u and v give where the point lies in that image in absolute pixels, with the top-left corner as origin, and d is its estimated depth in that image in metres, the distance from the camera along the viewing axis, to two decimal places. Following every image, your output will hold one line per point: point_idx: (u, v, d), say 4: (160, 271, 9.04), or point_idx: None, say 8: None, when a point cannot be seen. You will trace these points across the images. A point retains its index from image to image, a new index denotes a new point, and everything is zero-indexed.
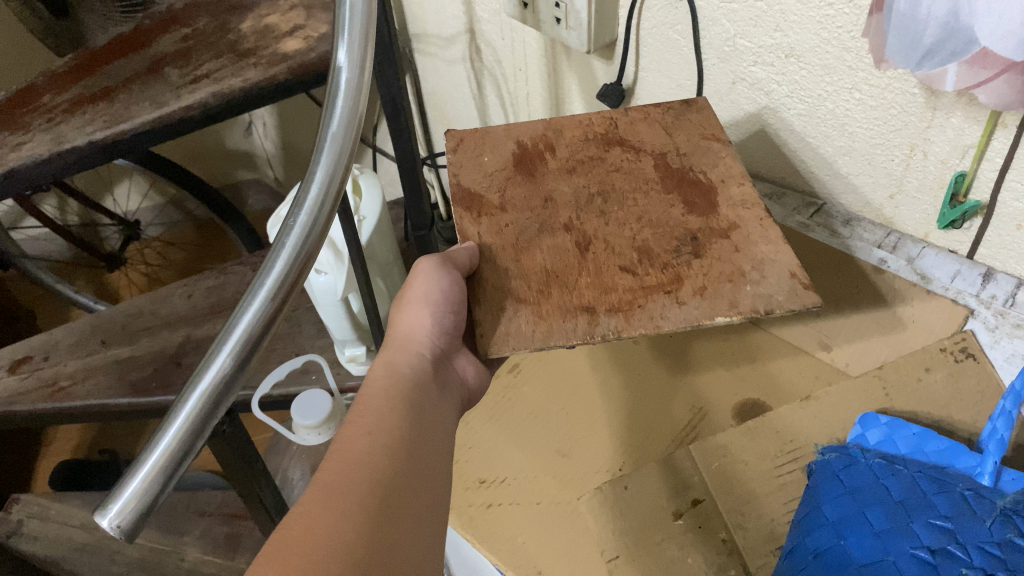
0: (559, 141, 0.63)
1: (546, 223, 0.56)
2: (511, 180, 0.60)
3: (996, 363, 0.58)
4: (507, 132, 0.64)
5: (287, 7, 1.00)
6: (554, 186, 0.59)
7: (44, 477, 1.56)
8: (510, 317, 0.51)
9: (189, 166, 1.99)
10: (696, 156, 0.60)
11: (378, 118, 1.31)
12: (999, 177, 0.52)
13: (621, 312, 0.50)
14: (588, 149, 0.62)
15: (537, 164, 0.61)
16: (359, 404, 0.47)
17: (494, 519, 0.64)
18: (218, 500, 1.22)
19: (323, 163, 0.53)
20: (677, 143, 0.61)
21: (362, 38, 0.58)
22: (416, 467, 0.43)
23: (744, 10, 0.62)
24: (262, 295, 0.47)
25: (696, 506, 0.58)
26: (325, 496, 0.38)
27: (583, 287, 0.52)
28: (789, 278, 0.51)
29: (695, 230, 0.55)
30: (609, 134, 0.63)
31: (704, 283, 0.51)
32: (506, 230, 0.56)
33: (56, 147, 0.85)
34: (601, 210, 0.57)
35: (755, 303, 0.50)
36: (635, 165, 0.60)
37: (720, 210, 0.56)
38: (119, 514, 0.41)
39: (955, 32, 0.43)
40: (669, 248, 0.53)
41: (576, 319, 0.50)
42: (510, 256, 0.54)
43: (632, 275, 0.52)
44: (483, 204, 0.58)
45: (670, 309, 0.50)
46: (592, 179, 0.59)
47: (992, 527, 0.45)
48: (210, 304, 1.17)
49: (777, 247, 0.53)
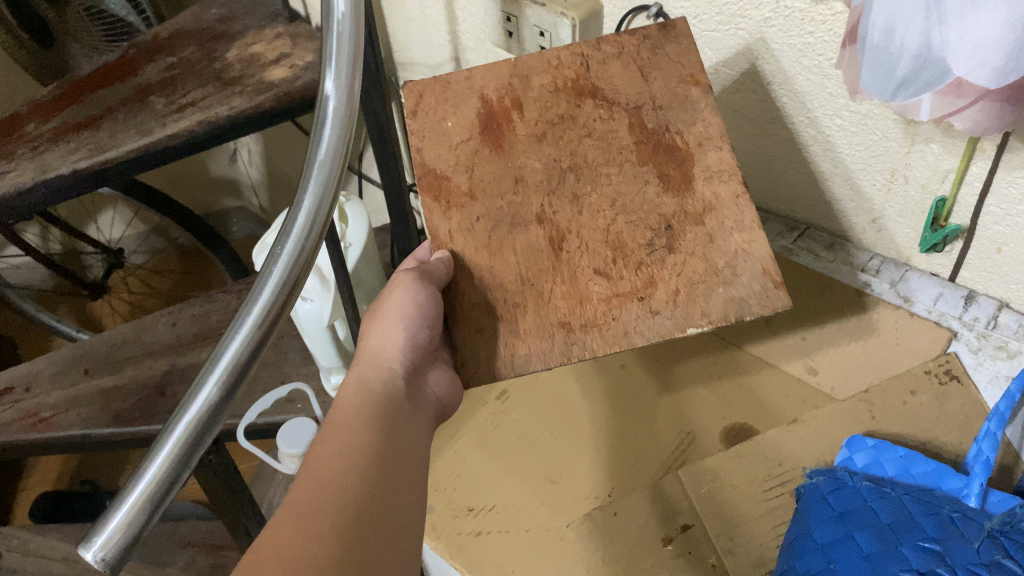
0: (526, 93, 0.59)
1: (518, 215, 0.55)
2: (478, 154, 0.57)
3: (980, 385, 0.59)
4: (469, 81, 0.60)
5: (272, 35, 1.01)
6: (524, 160, 0.57)
7: (25, 509, 1.54)
8: (488, 338, 0.52)
9: (174, 194, 2.00)
10: (674, 110, 0.57)
11: (363, 144, 1.32)
12: (978, 201, 0.53)
13: (595, 327, 0.51)
14: (558, 105, 0.59)
15: (505, 130, 0.58)
16: (331, 423, 0.46)
17: (483, 548, 0.63)
18: (202, 530, 1.20)
19: (311, 191, 0.54)
20: (653, 91, 0.58)
21: (349, 66, 0.58)
22: (389, 486, 0.42)
23: (725, 39, 0.62)
24: (249, 323, 0.47)
25: (685, 531, 0.58)
26: (294, 517, 0.38)
27: (558, 299, 0.52)
28: (761, 275, 0.52)
29: (669, 215, 0.54)
30: (579, 81, 0.59)
31: (678, 286, 0.52)
32: (477, 226, 0.55)
33: (40, 176, 0.85)
34: (574, 192, 0.55)
35: (727, 309, 0.51)
36: (607, 125, 0.57)
37: (695, 185, 0.54)
38: (103, 547, 0.40)
39: (927, 64, 0.43)
40: (642, 242, 0.53)
41: (552, 335, 0.51)
42: (484, 260, 0.54)
43: (606, 279, 0.52)
44: (451, 189, 0.56)
45: (645, 322, 0.51)
46: (563, 150, 0.57)
47: (980, 548, 0.45)
48: (195, 332, 1.16)
49: (751, 235, 0.53)
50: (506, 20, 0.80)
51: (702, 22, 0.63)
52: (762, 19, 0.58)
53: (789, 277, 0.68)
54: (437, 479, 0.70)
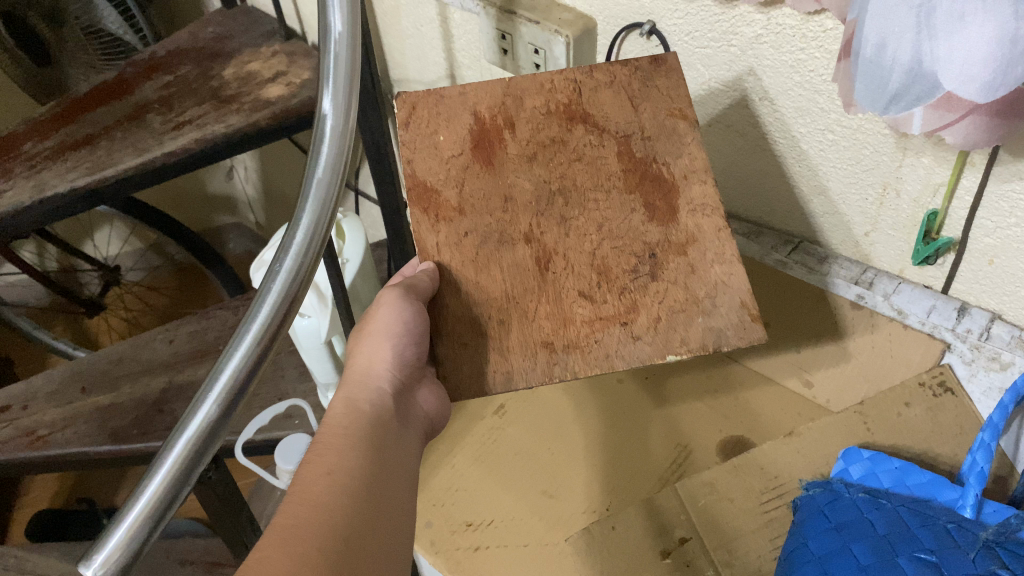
0: (518, 113, 0.58)
1: (505, 232, 0.55)
2: (468, 171, 0.56)
3: (974, 397, 0.60)
4: (462, 96, 0.58)
5: (269, 54, 1.02)
6: (513, 180, 0.56)
7: (20, 526, 1.53)
8: (472, 351, 0.53)
9: (172, 211, 2.01)
10: (661, 142, 0.57)
11: (359, 161, 1.32)
12: (969, 215, 0.54)
13: (578, 349, 0.52)
14: (549, 127, 0.58)
15: (496, 149, 0.57)
16: (319, 443, 0.46)
17: (480, 562, 0.63)
18: (197, 550, 1.20)
19: (309, 209, 0.54)
20: (643, 121, 0.58)
21: (346, 86, 0.59)
22: (379, 508, 0.43)
23: (719, 55, 0.63)
24: (247, 340, 0.48)
25: (682, 545, 0.58)
26: (281, 539, 0.38)
27: (542, 317, 0.53)
28: (739, 307, 0.53)
29: (654, 244, 0.54)
30: (572, 105, 0.58)
31: (659, 313, 0.53)
32: (465, 241, 0.55)
33: (38, 194, 0.85)
34: (562, 215, 0.55)
35: (705, 338, 0.52)
36: (596, 152, 0.57)
37: (679, 216, 0.55)
38: (103, 564, 0.40)
39: (918, 78, 0.43)
40: (626, 268, 0.54)
41: (536, 355, 0.52)
42: (470, 275, 0.54)
43: (590, 302, 0.53)
44: (439, 202, 0.55)
45: (625, 345, 0.52)
46: (552, 172, 0.56)
47: (975, 559, 0.45)
48: (192, 349, 1.16)
49: (731, 268, 0.54)
50: (501, 38, 0.81)
51: (695, 39, 0.64)
52: (754, 36, 0.59)
53: (782, 291, 0.69)
54: (434, 494, 0.69)
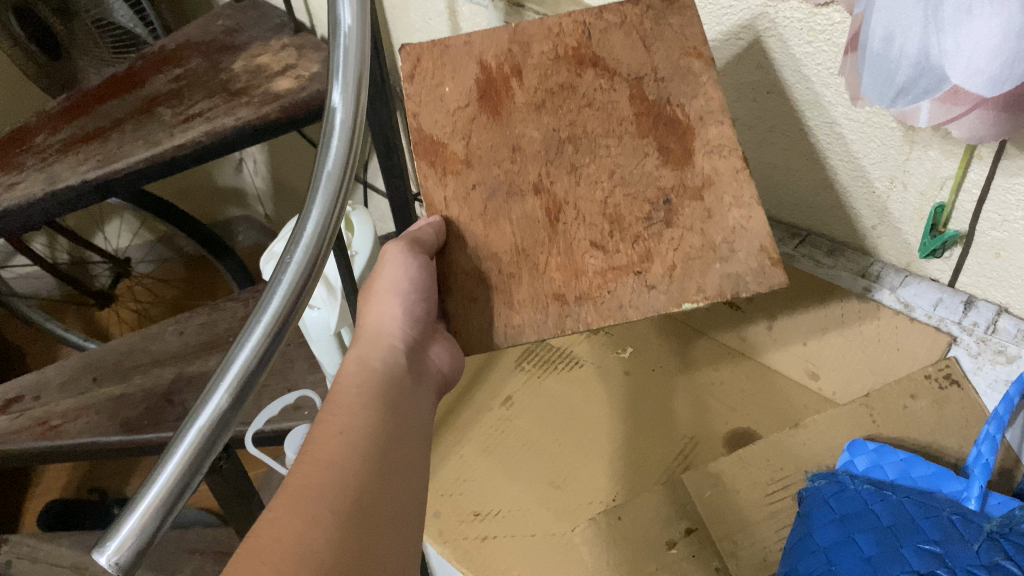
0: (526, 60, 0.58)
1: (515, 183, 0.55)
2: (475, 122, 0.57)
3: (979, 388, 0.60)
4: (467, 45, 0.59)
5: (278, 47, 1.03)
6: (522, 129, 0.56)
7: (33, 517, 1.54)
8: (480, 306, 0.54)
9: (181, 203, 2.02)
10: (675, 82, 0.56)
11: (368, 155, 1.33)
12: (976, 208, 0.54)
13: (591, 300, 0.53)
14: (558, 72, 0.57)
15: (503, 98, 0.57)
16: (332, 402, 0.47)
17: (489, 552, 0.64)
18: (207, 539, 1.21)
19: (319, 201, 0.55)
20: (655, 61, 0.57)
21: (356, 80, 0.59)
22: (391, 467, 0.43)
23: (727, 49, 0.63)
24: (258, 331, 0.49)
25: (689, 534, 0.59)
26: (294, 500, 0.38)
27: (554, 270, 0.54)
28: (758, 252, 0.52)
29: (668, 188, 0.54)
30: (581, 49, 0.58)
31: (674, 260, 0.53)
32: (473, 194, 0.55)
33: (49, 186, 0.86)
34: (572, 163, 0.55)
35: (723, 286, 0.52)
36: (607, 96, 0.56)
37: (694, 159, 0.54)
38: (117, 551, 0.41)
39: (925, 73, 0.43)
40: (639, 215, 0.54)
41: (547, 308, 0.53)
42: (479, 229, 0.55)
43: (602, 253, 0.53)
44: (447, 155, 0.56)
45: (640, 296, 0.52)
46: (562, 120, 0.56)
47: (980, 549, 0.46)
48: (202, 340, 1.17)
49: (750, 211, 0.53)
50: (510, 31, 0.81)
51: (704, 33, 0.64)
52: (762, 29, 0.59)
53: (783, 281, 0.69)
54: (441, 484, 0.70)
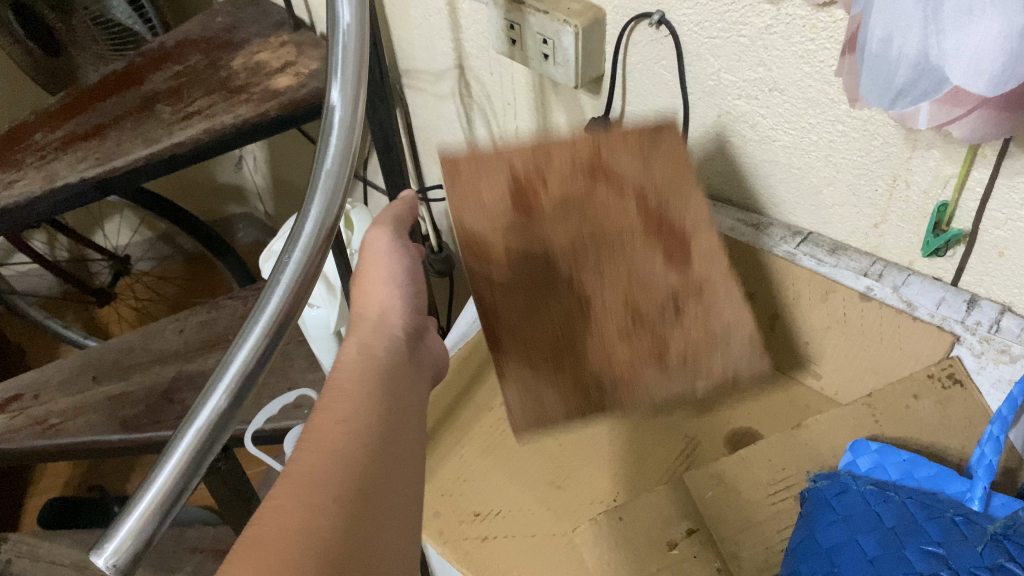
0: (551, 167, 0.58)
1: (547, 283, 0.60)
2: (508, 227, 0.59)
3: (982, 389, 0.59)
4: (499, 152, 0.57)
5: (277, 44, 1.02)
6: (552, 233, 0.59)
7: (32, 515, 1.54)
8: (532, 395, 0.62)
9: (181, 201, 2.02)
10: (672, 197, 0.59)
11: (367, 152, 1.32)
12: (980, 206, 0.54)
13: (624, 386, 0.62)
14: (580, 182, 0.58)
15: (534, 203, 0.58)
16: (334, 388, 0.46)
17: (489, 551, 0.63)
18: (208, 537, 1.21)
19: (318, 199, 0.55)
20: (654, 176, 0.59)
21: (355, 78, 0.59)
22: (393, 456, 0.43)
23: (728, 46, 0.63)
24: (257, 330, 0.48)
25: (691, 535, 0.58)
26: (296, 488, 0.38)
27: (591, 359, 0.62)
28: (749, 344, 0.63)
29: (675, 288, 0.61)
30: (595, 158, 0.58)
31: (684, 348, 0.62)
32: (512, 300, 0.61)
33: (48, 184, 0.86)
34: (595, 265, 0.60)
35: (724, 369, 0.63)
36: (620, 208, 0.59)
37: (695, 264, 0.61)
38: (115, 553, 0.40)
39: (925, 73, 0.43)
40: (655, 311, 0.61)
41: (587, 392, 0.62)
42: (519, 326, 0.61)
43: (627, 344, 0.61)
44: (486, 253, 0.59)
45: (658, 381, 0.62)
46: (584, 224, 0.59)
47: (983, 552, 0.45)
48: (202, 339, 1.16)
49: (739, 314, 0.62)
50: (509, 28, 0.81)
51: (705, 29, 0.64)
52: (764, 26, 0.58)
53: (783, 277, 0.69)
54: (441, 484, 0.69)
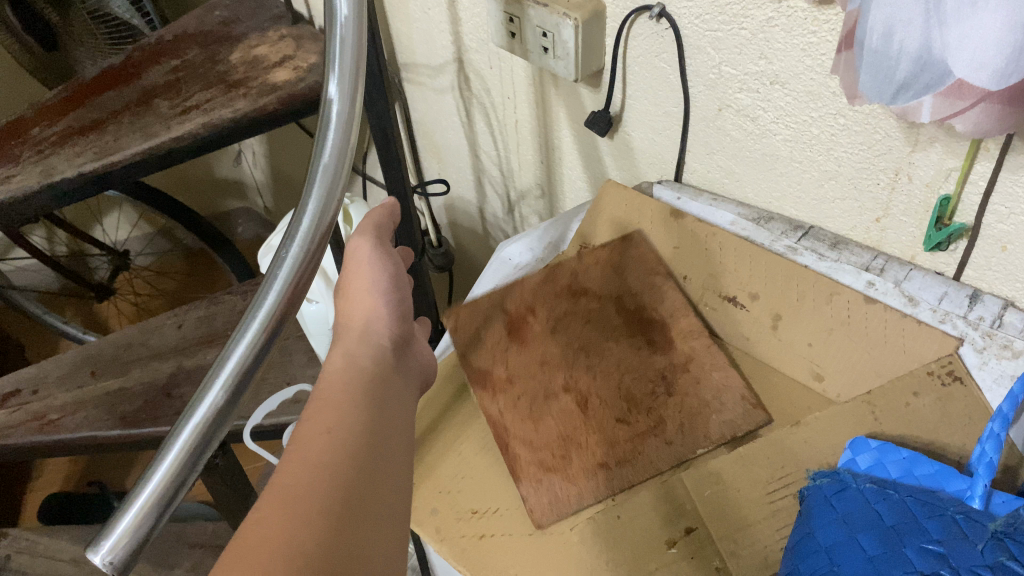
0: (536, 301, 0.75)
1: (548, 390, 0.68)
2: (507, 350, 0.72)
3: (983, 385, 0.56)
4: (493, 301, 0.76)
5: (276, 38, 1.02)
6: (544, 347, 0.71)
7: (32, 510, 1.54)
8: (545, 486, 0.63)
9: (180, 195, 2.01)
10: (646, 294, 0.73)
11: (367, 146, 1.32)
12: (983, 200, 0.53)
13: (628, 463, 0.63)
14: (562, 304, 0.74)
15: (525, 328, 0.73)
16: (319, 399, 0.47)
17: (485, 552, 0.62)
18: (207, 532, 1.21)
19: (316, 194, 0.54)
20: (630, 283, 0.73)
21: (352, 72, 0.59)
22: (378, 463, 0.43)
23: (730, 39, 0.62)
24: (255, 325, 0.48)
25: (689, 534, 0.58)
26: (282, 500, 0.38)
27: (593, 445, 0.64)
28: (742, 401, 0.64)
29: (662, 368, 0.67)
30: (573, 285, 0.75)
31: (681, 419, 0.64)
32: (519, 403, 0.68)
33: (46, 179, 0.85)
34: (586, 365, 0.69)
35: (723, 430, 0.63)
36: (601, 312, 0.72)
37: (676, 344, 0.69)
38: (112, 550, 0.40)
39: (927, 67, 0.42)
40: (647, 392, 0.66)
41: (596, 473, 0.63)
42: (528, 427, 0.67)
43: (627, 424, 0.65)
44: (493, 379, 0.71)
45: (661, 451, 0.63)
46: (572, 336, 0.71)
47: (984, 550, 0.44)
48: (201, 334, 1.16)
49: (727, 373, 0.66)
50: (509, 21, 0.80)
51: (706, 22, 0.63)
52: (766, 18, 0.58)
53: (774, 271, 0.67)
54: (438, 482, 0.68)
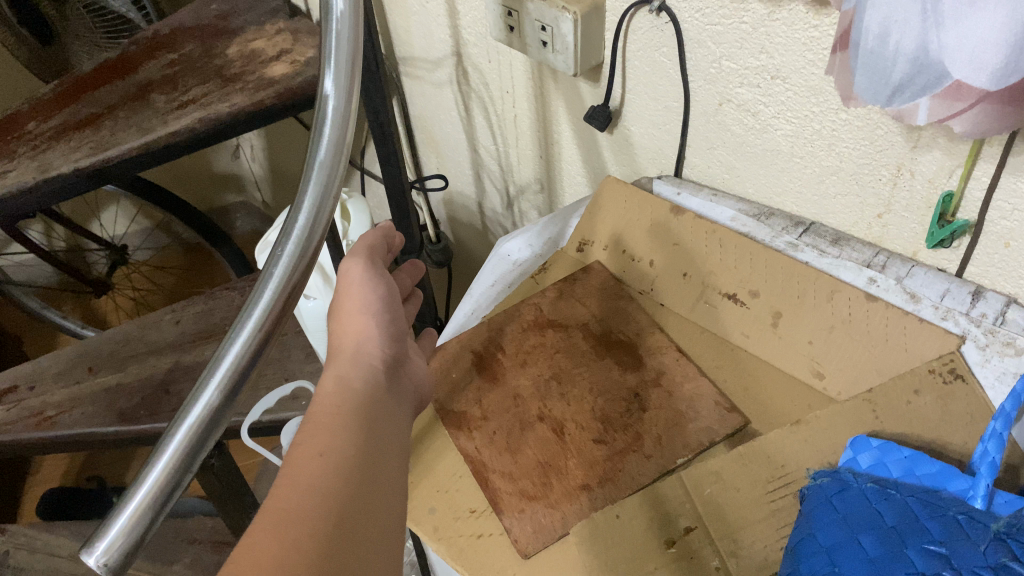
0: (503, 339, 0.75)
1: (523, 420, 0.68)
2: (481, 389, 0.71)
3: (985, 382, 0.56)
4: (460, 345, 0.76)
5: (273, 31, 1.01)
6: (516, 381, 0.71)
7: (31, 506, 1.55)
8: (530, 515, 0.62)
9: (179, 189, 2.01)
10: (614, 320, 0.73)
11: (365, 141, 1.31)
12: (986, 196, 0.53)
13: (610, 481, 0.62)
14: (530, 338, 0.74)
15: (496, 365, 0.73)
16: (311, 421, 0.47)
17: (482, 551, 0.61)
18: (206, 527, 1.20)
19: (312, 191, 0.54)
20: (592, 310, 0.74)
21: (348, 67, 0.58)
22: (371, 486, 0.43)
23: (730, 33, 0.62)
24: (250, 324, 0.47)
25: (687, 535, 0.57)
26: (273, 524, 0.38)
27: (574, 468, 0.63)
28: (715, 407, 0.64)
29: (633, 386, 0.68)
30: (539, 319, 0.75)
31: (658, 432, 0.64)
32: (495, 437, 0.67)
33: (41, 174, 0.85)
34: (559, 392, 0.69)
35: (700, 437, 0.63)
36: (569, 340, 0.73)
37: (646, 362, 0.69)
38: (106, 551, 0.39)
39: (924, 68, 0.42)
40: (620, 411, 0.66)
41: (579, 497, 0.62)
42: (508, 457, 0.66)
43: (604, 444, 0.64)
44: (469, 419, 0.70)
45: (642, 466, 0.62)
46: (543, 367, 0.71)
47: (985, 551, 0.44)
48: (199, 329, 1.15)
49: (697, 383, 0.66)
50: (507, 15, 0.79)
51: (706, 15, 0.63)
52: (766, 12, 0.57)
53: (774, 270, 0.67)
54: (437, 481, 0.67)
